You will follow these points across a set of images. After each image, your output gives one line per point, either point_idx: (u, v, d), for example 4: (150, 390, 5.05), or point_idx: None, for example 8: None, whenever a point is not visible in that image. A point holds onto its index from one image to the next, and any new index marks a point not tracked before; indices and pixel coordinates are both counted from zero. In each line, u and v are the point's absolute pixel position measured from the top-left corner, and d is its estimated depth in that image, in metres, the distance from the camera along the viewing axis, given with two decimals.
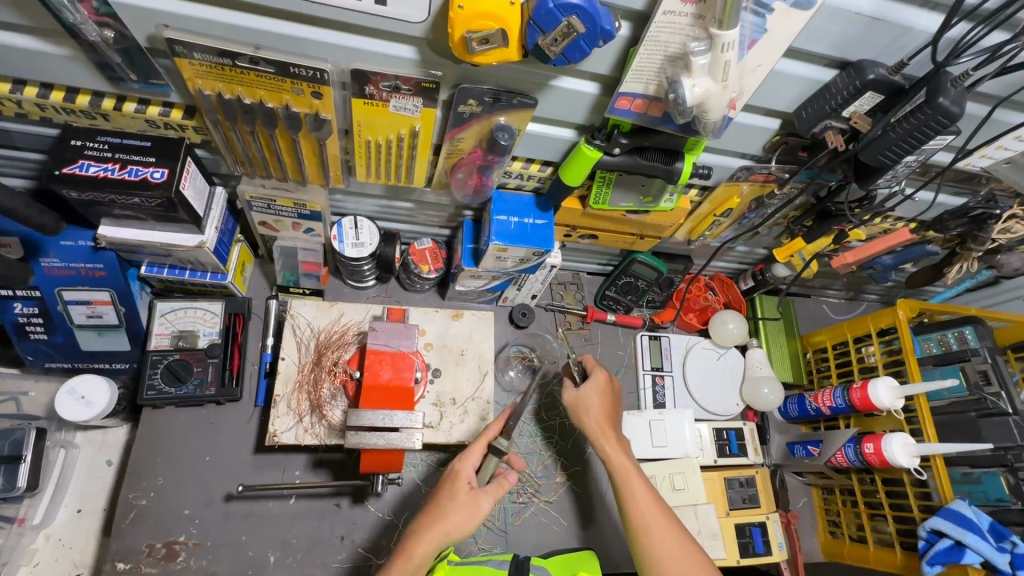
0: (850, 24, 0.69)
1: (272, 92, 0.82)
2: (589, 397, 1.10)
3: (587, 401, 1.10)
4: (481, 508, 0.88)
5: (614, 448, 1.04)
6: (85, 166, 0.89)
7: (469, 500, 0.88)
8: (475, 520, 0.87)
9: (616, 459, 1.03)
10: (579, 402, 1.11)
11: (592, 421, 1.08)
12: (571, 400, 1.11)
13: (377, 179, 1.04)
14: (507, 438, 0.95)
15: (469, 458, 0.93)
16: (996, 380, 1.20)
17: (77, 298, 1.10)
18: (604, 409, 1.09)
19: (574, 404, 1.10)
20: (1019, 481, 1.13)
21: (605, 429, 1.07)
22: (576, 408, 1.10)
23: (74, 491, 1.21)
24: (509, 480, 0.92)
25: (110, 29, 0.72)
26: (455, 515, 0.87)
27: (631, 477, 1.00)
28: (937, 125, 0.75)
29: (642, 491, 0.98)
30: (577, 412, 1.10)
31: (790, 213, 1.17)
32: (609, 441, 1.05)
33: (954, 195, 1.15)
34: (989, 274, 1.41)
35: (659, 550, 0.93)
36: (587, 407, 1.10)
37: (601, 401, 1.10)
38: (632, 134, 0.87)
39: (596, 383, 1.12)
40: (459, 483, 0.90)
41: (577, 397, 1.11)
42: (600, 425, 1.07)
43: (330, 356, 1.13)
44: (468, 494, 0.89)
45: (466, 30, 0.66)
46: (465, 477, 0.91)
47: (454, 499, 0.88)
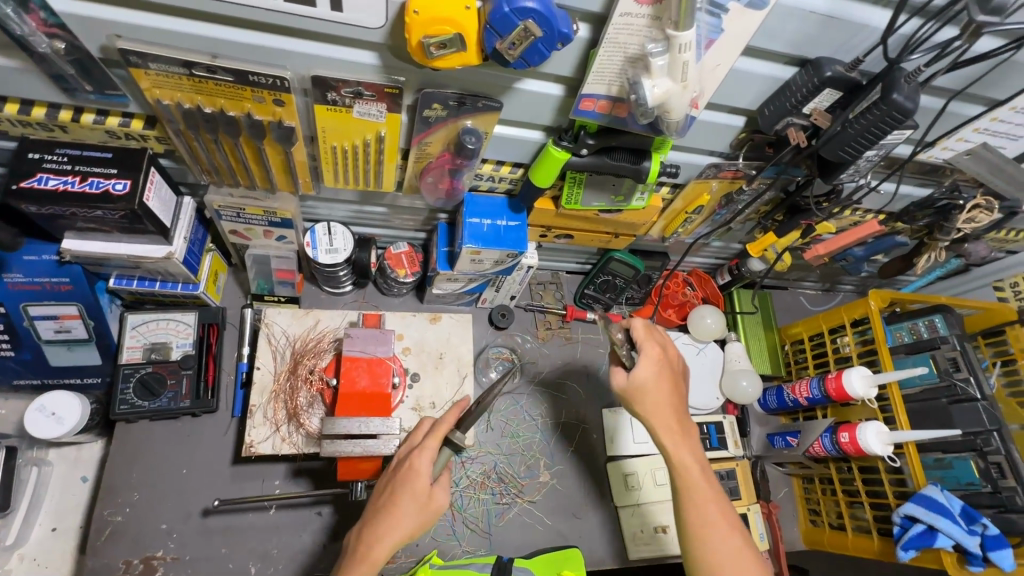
0: (805, 23, 0.70)
1: (233, 100, 0.81)
2: (648, 382, 0.94)
3: (647, 388, 0.94)
4: (436, 505, 0.89)
5: (677, 445, 0.93)
6: (43, 179, 0.87)
7: (424, 498, 0.88)
8: (429, 516, 0.89)
9: (680, 456, 0.92)
10: (635, 387, 0.95)
11: (650, 406, 0.94)
12: (624, 385, 0.96)
13: (347, 184, 1.03)
14: (462, 432, 0.93)
15: (426, 453, 0.90)
16: (964, 366, 1.22)
17: (44, 313, 1.08)
18: (665, 395, 0.95)
19: (628, 389, 0.95)
20: (988, 465, 1.16)
21: (667, 418, 0.94)
22: (631, 393, 0.95)
23: (49, 510, 1.19)
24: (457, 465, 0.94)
25: (59, 40, 0.71)
26: (410, 514, 0.87)
27: (693, 477, 0.91)
28: (893, 120, 0.77)
29: (708, 497, 0.90)
30: (634, 397, 0.95)
31: (761, 208, 1.18)
32: (670, 433, 0.93)
33: (919, 186, 1.17)
34: (958, 262, 1.44)
35: (721, 558, 0.86)
36: (645, 393, 0.95)
37: (660, 383, 0.95)
38: (598, 134, 0.87)
39: (653, 362, 0.95)
40: (416, 480, 0.88)
41: (632, 383, 0.95)
42: (663, 416, 0.94)
43: (306, 364, 1.13)
44: (425, 493, 0.88)
45: (423, 35, 0.65)
46: (425, 476, 0.88)
47: (410, 498, 0.87)
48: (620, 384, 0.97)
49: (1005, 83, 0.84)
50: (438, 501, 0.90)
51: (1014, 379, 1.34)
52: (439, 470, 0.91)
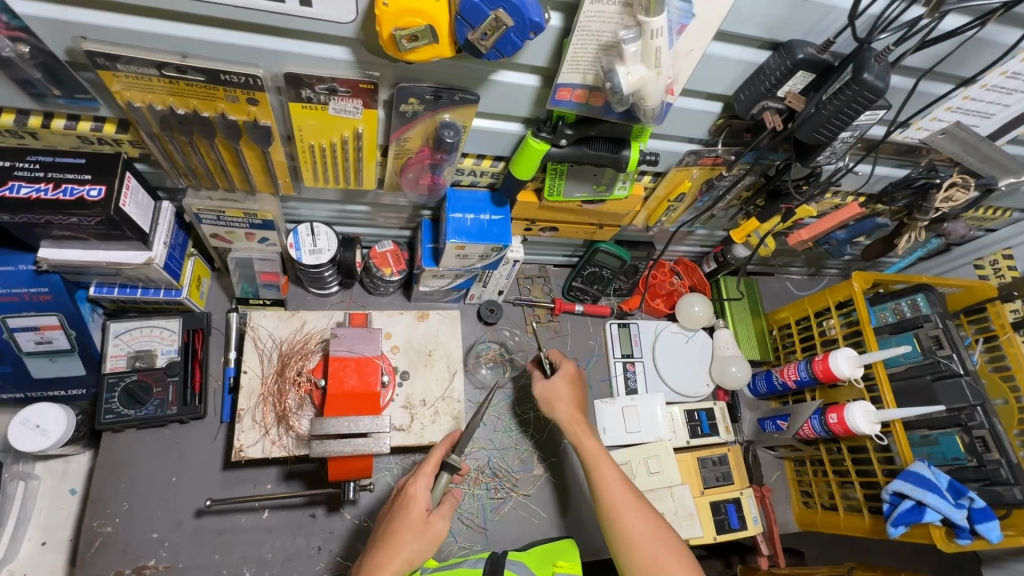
0: (776, 5, 0.71)
1: (206, 101, 0.80)
2: (559, 389, 1.13)
3: (560, 393, 1.12)
4: (436, 535, 0.89)
5: (586, 438, 1.06)
6: (15, 187, 0.85)
7: (424, 528, 0.89)
8: (432, 546, 0.89)
9: (586, 446, 1.04)
10: (550, 394, 1.13)
11: (562, 408, 1.11)
12: (543, 394, 1.14)
13: (327, 184, 1.02)
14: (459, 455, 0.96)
15: (423, 479, 0.92)
16: (947, 343, 1.24)
17: (24, 325, 1.05)
18: (575, 400, 1.12)
19: (546, 398, 1.13)
20: (974, 439, 1.18)
21: (577, 416, 1.10)
22: (548, 402, 1.13)
23: (38, 524, 1.17)
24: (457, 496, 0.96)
25: (24, 44, 0.69)
26: (412, 543, 0.87)
27: (601, 463, 1.02)
28: (865, 100, 0.78)
29: (613, 475, 1.00)
30: (549, 404, 1.12)
31: (743, 194, 1.19)
32: (580, 427, 1.08)
33: (897, 167, 1.18)
34: (938, 241, 1.46)
35: (632, 530, 0.94)
36: (559, 398, 1.12)
37: (570, 390, 1.13)
38: (576, 124, 0.87)
39: (564, 375, 1.15)
40: (413, 510, 0.89)
41: (550, 390, 1.13)
42: (570, 414, 1.10)
43: (293, 366, 1.12)
44: (422, 522, 0.89)
45: (394, 28, 0.65)
46: (423, 503, 0.90)
47: (411, 527, 0.88)
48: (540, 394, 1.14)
49: (974, 60, 0.86)
50: (441, 531, 0.90)
51: (996, 355, 1.36)
52: (436, 501, 0.93)
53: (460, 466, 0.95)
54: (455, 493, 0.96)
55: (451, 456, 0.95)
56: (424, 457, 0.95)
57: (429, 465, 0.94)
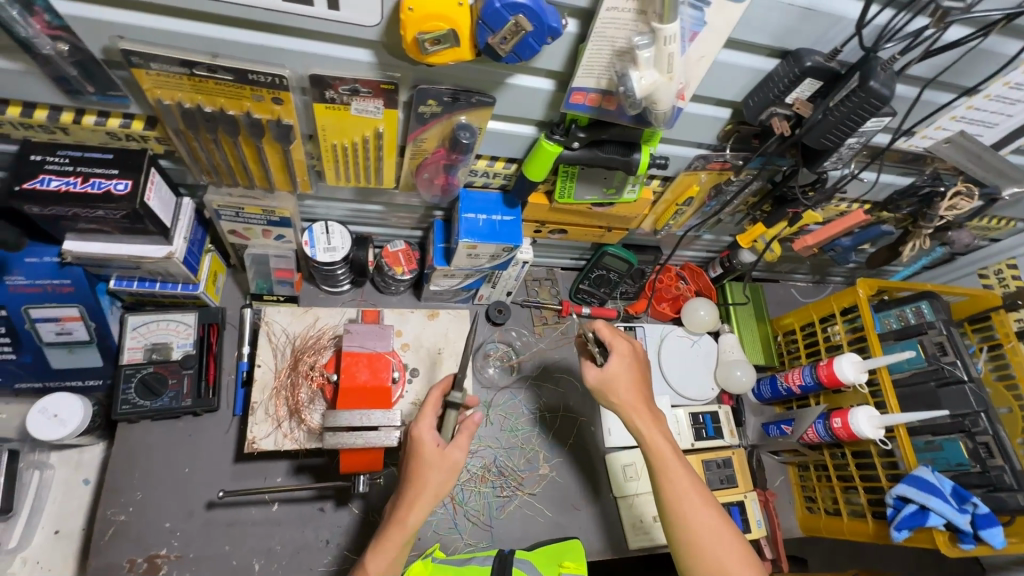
0: (785, 15, 0.73)
1: (232, 100, 0.83)
2: (617, 372, 1.04)
3: (619, 380, 1.04)
4: (456, 465, 0.92)
5: (653, 435, 1.00)
6: (46, 180, 0.88)
7: (446, 463, 0.91)
8: (453, 476, 0.92)
9: (651, 441, 0.99)
10: (607, 381, 1.04)
11: (620, 397, 1.03)
12: (596, 381, 1.05)
13: (344, 182, 1.05)
14: (461, 391, 0.93)
15: (426, 421, 0.92)
16: (952, 350, 1.25)
17: (45, 316, 1.08)
18: (634, 384, 1.04)
19: (602, 387, 1.04)
20: (977, 445, 1.19)
21: (638, 406, 1.03)
22: (603, 389, 1.04)
23: (51, 513, 1.19)
24: (475, 422, 0.95)
25: (64, 42, 0.73)
26: (436, 480, 0.90)
27: (669, 462, 0.97)
28: (871, 106, 0.80)
29: (680, 474, 0.96)
30: (606, 392, 1.04)
31: (749, 199, 1.21)
32: (641, 419, 1.02)
33: (902, 175, 1.20)
34: (943, 250, 1.47)
35: (699, 535, 0.91)
36: (617, 385, 1.04)
37: (630, 375, 1.04)
38: (589, 127, 0.90)
39: (621, 356, 1.05)
40: (428, 451, 0.90)
41: (604, 378, 1.04)
42: (632, 401, 1.03)
43: (306, 361, 1.15)
44: (444, 459, 0.91)
45: (418, 32, 0.68)
46: (431, 442, 0.91)
47: (433, 466, 0.90)
48: (592, 382, 1.05)
49: (976, 71, 0.88)
50: (459, 460, 0.92)
51: (1001, 363, 1.37)
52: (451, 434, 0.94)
53: (464, 399, 0.92)
54: (471, 421, 0.94)
55: (449, 393, 0.92)
56: (424, 396, 0.95)
57: (433, 402, 0.95)
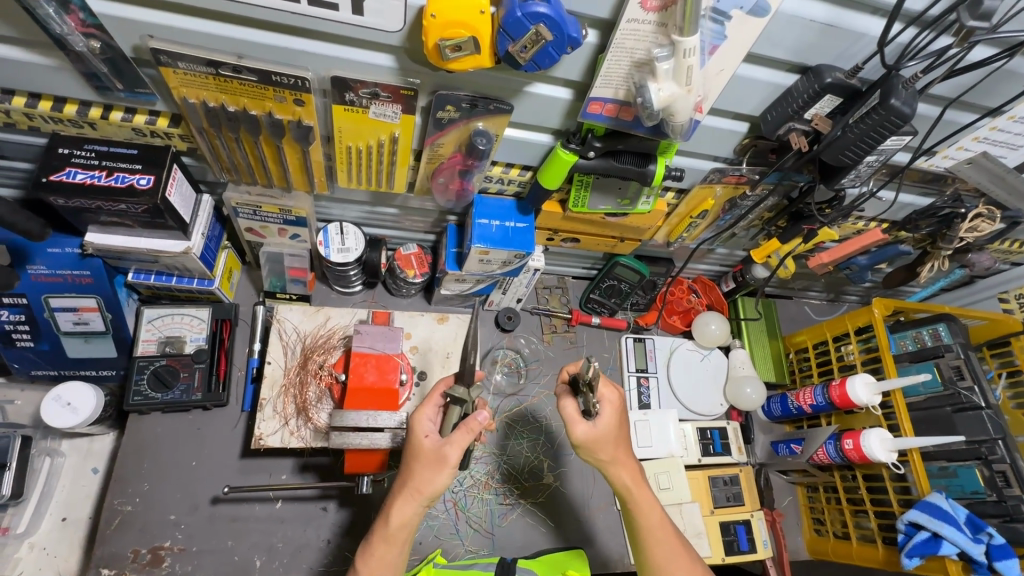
0: (805, 31, 0.73)
1: (256, 100, 0.85)
2: (609, 431, 0.90)
3: (609, 438, 0.91)
4: (448, 462, 0.85)
5: (642, 494, 0.94)
6: (72, 174, 0.90)
7: (436, 459, 0.85)
8: (440, 473, 0.85)
9: (639, 499, 0.93)
10: (593, 439, 0.91)
11: (603, 454, 0.92)
12: (585, 438, 0.91)
13: (361, 185, 1.06)
14: (465, 386, 0.91)
15: (428, 410, 0.91)
16: (969, 375, 1.23)
17: (64, 305, 1.11)
18: (620, 440, 0.92)
19: (587, 443, 0.91)
20: (994, 473, 1.16)
21: (624, 460, 0.94)
22: (589, 447, 0.92)
23: (60, 500, 1.21)
24: (476, 421, 0.85)
25: (96, 40, 0.75)
26: (424, 475, 0.85)
27: (653, 515, 0.94)
28: (891, 125, 0.79)
29: (667, 535, 0.93)
30: (590, 449, 0.92)
31: (764, 214, 1.20)
32: (630, 479, 0.93)
33: (921, 195, 1.18)
34: (961, 272, 1.45)
35: None
36: (602, 444, 0.91)
37: (619, 430, 0.92)
38: (605, 137, 0.91)
39: (613, 410, 0.91)
40: (421, 443, 0.87)
41: (594, 436, 0.90)
42: (617, 455, 0.93)
43: (315, 359, 1.16)
44: (432, 449, 0.86)
45: (440, 38, 0.69)
46: (422, 431, 0.88)
47: (419, 460, 0.86)
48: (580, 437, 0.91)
49: (1001, 92, 0.87)
50: (448, 456, 0.84)
51: (1020, 391, 1.33)
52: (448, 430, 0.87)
53: (468, 396, 0.89)
54: (474, 421, 0.85)
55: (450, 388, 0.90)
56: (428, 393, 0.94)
57: (437, 397, 0.93)
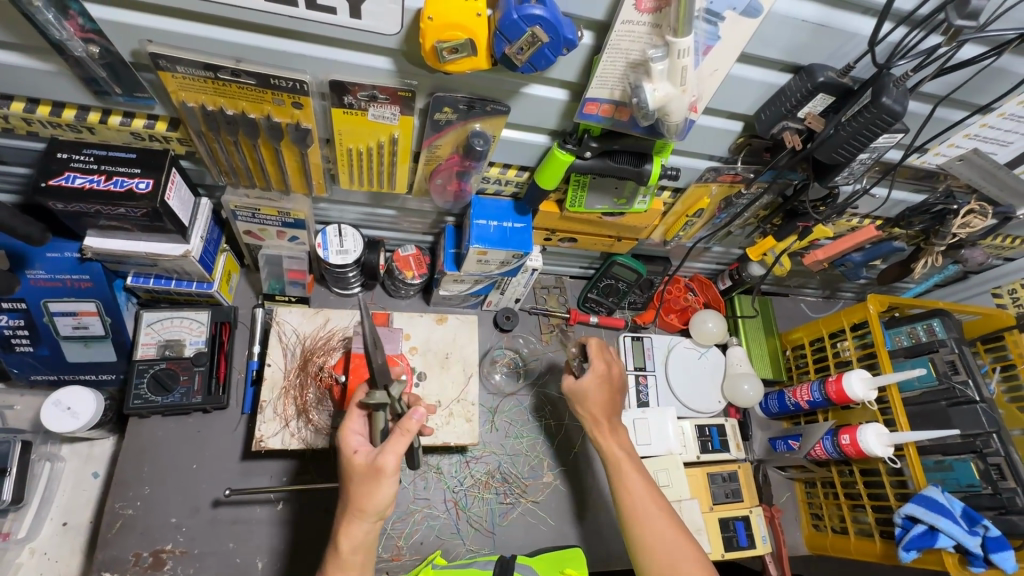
0: (798, 31, 0.74)
1: (254, 103, 0.85)
2: (591, 387, 1.11)
3: (590, 392, 1.11)
4: (384, 470, 0.81)
5: (613, 444, 1.08)
6: (71, 178, 0.91)
7: (372, 472, 0.82)
8: (379, 485, 0.82)
9: (612, 452, 1.07)
10: (579, 393, 1.13)
11: (593, 409, 1.11)
12: (571, 389, 1.13)
13: (359, 187, 1.07)
14: (382, 390, 0.88)
15: (354, 424, 0.90)
16: (963, 369, 1.24)
17: (63, 309, 1.11)
18: (603, 399, 1.11)
19: (573, 395, 1.13)
20: (988, 466, 1.17)
21: (603, 419, 1.10)
22: (575, 399, 1.13)
23: (61, 505, 1.21)
24: (409, 421, 0.83)
25: (95, 44, 0.75)
26: (361, 490, 0.82)
27: (623, 466, 1.04)
28: (883, 123, 0.81)
29: (637, 482, 1.02)
30: (579, 402, 1.13)
31: (760, 212, 1.21)
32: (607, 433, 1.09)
33: (914, 192, 1.20)
34: (955, 268, 1.47)
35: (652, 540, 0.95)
36: (590, 398, 1.12)
37: (602, 392, 1.12)
38: (601, 137, 0.91)
39: (596, 374, 1.12)
40: (353, 460, 0.85)
41: (579, 389, 1.12)
42: (595, 413, 1.11)
43: (316, 361, 1.17)
44: (364, 463, 0.83)
45: (436, 40, 0.70)
46: (350, 446, 0.86)
47: (353, 476, 0.84)
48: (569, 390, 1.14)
49: (990, 90, 0.88)
50: (384, 464, 0.81)
51: (1014, 385, 1.35)
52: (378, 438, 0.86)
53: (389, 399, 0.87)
54: (407, 420, 0.83)
55: (368, 396, 0.87)
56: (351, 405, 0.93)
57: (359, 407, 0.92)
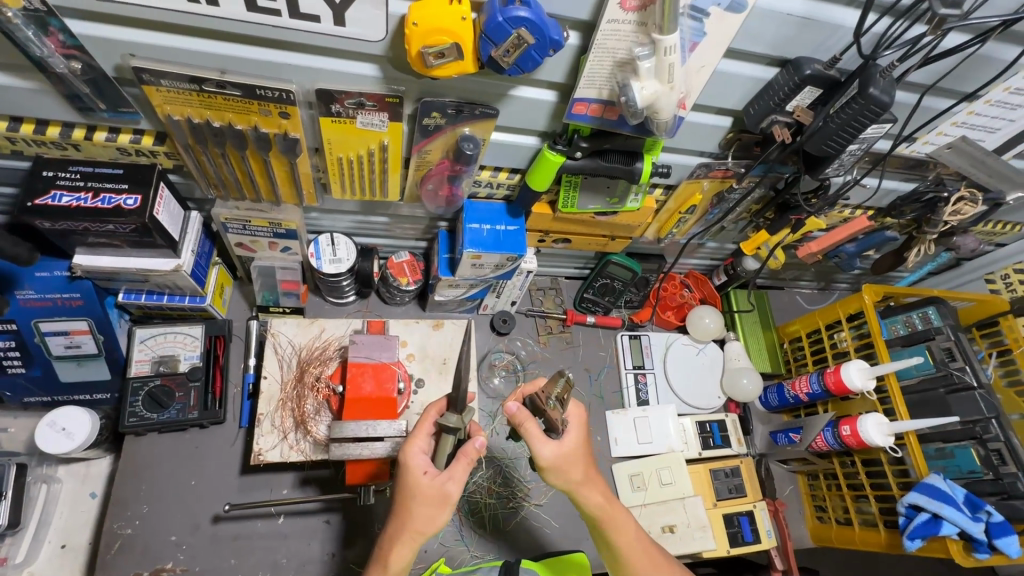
0: (784, 25, 0.74)
1: (240, 114, 0.84)
2: (577, 449, 0.88)
3: (574, 455, 0.88)
4: (450, 498, 0.82)
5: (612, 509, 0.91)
6: (57, 196, 0.90)
7: (439, 499, 0.82)
8: (442, 512, 0.82)
9: (610, 518, 0.90)
10: (559, 461, 0.87)
11: (576, 473, 0.88)
12: (551, 457, 0.86)
13: (351, 195, 1.06)
14: (457, 414, 0.84)
15: (419, 442, 0.85)
16: (960, 355, 1.24)
17: (55, 329, 1.10)
18: (585, 456, 0.90)
19: (555, 466, 0.86)
20: (989, 452, 1.17)
21: (592, 479, 0.90)
22: (554, 468, 0.87)
23: (58, 527, 1.19)
24: (472, 448, 0.84)
25: (76, 60, 0.74)
26: (422, 514, 0.82)
27: (620, 523, 0.92)
28: (871, 113, 0.81)
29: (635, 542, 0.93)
30: (560, 471, 0.87)
31: (752, 207, 1.21)
32: (600, 498, 0.90)
33: (904, 181, 1.20)
34: (948, 255, 1.47)
35: None
36: (572, 463, 0.88)
37: (583, 449, 0.90)
38: (592, 138, 0.91)
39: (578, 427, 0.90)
40: (419, 480, 0.82)
41: (558, 455, 0.86)
42: (577, 478, 0.88)
43: (313, 371, 1.15)
44: (433, 489, 0.82)
45: (422, 45, 0.69)
46: (418, 468, 0.83)
47: (418, 498, 0.82)
48: (546, 461, 0.86)
49: (975, 78, 0.89)
50: (451, 492, 0.82)
51: (1011, 370, 1.35)
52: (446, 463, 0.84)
53: (462, 426, 0.83)
54: (471, 448, 0.84)
55: (443, 418, 0.83)
56: (420, 418, 0.89)
57: (426, 424, 0.88)
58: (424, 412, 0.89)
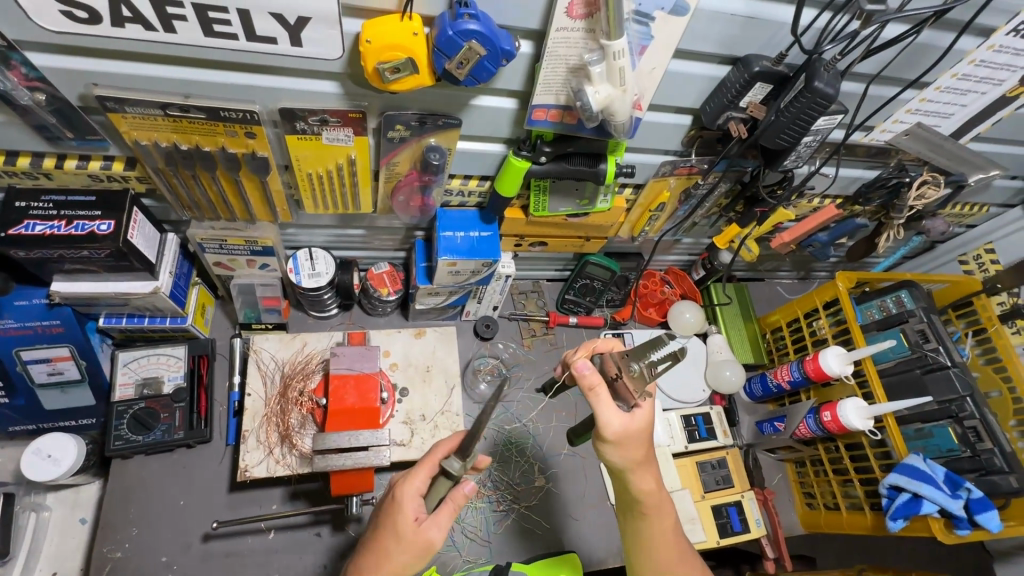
0: (728, 24, 0.77)
1: (207, 136, 0.86)
2: (640, 433, 0.86)
3: (637, 436, 0.85)
4: (433, 544, 0.83)
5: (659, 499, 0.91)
6: (30, 226, 0.91)
7: (421, 546, 0.83)
8: (423, 556, 0.83)
9: (654, 502, 0.90)
10: (625, 436, 0.84)
11: (637, 454, 0.86)
12: (618, 430, 0.84)
13: (325, 210, 1.08)
14: (461, 461, 0.81)
15: (416, 483, 0.84)
16: (933, 337, 1.26)
17: (36, 357, 1.10)
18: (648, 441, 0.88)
19: (619, 441, 0.84)
20: (966, 430, 1.20)
21: (648, 462, 0.88)
22: (618, 442, 0.84)
23: (49, 554, 1.19)
24: (460, 493, 0.86)
25: (41, 92, 0.76)
26: (401, 560, 0.82)
27: (664, 509, 0.92)
28: (818, 106, 0.84)
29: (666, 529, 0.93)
30: (623, 446, 0.85)
31: (721, 201, 1.24)
32: (652, 483, 0.89)
33: (868, 169, 1.23)
34: (919, 239, 1.50)
35: None
36: (634, 444, 0.85)
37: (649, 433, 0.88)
38: (554, 142, 0.94)
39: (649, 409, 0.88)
40: (405, 524, 0.82)
41: (624, 430, 0.84)
42: (635, 457, 0.86)
43: (295, 387, 1.16)
44: (417, 537, 0.82)
45: (377, 62, 0.71)
46: (411, 512, 0.82)
47: (402, 544, 0.82)
48: (613, 432, 0.83)
49: (920, 65, 0.92)
50: (434, 539, 0.83)
51: (987, 348, 1.37)
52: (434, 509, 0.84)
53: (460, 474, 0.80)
54: (460, 493, 0.85)
55: (450, 465, 0.80)
56: (427, 453, 0.87)
57: (431, 462, 0.86)
58: (431, 449, 0.87)
